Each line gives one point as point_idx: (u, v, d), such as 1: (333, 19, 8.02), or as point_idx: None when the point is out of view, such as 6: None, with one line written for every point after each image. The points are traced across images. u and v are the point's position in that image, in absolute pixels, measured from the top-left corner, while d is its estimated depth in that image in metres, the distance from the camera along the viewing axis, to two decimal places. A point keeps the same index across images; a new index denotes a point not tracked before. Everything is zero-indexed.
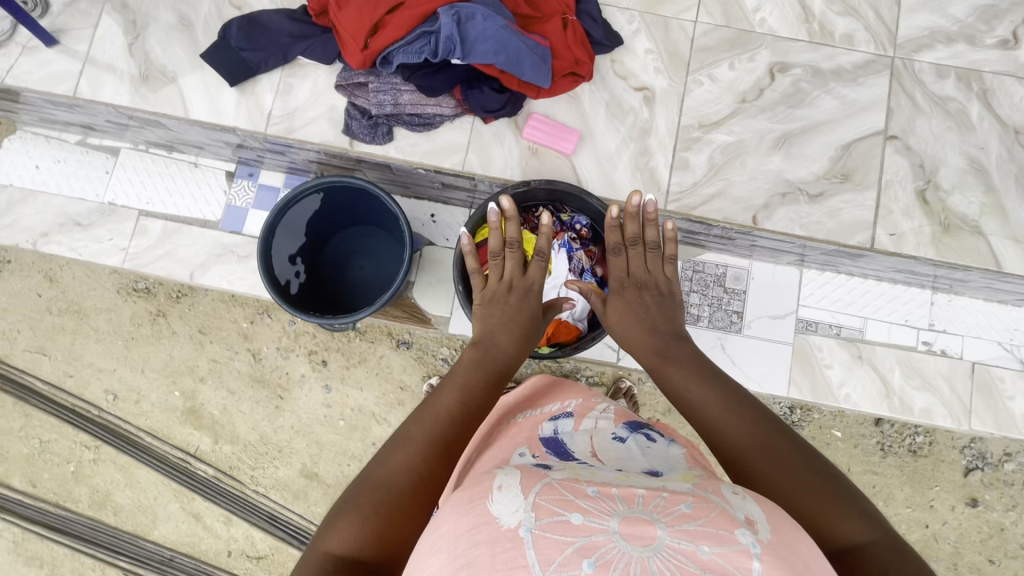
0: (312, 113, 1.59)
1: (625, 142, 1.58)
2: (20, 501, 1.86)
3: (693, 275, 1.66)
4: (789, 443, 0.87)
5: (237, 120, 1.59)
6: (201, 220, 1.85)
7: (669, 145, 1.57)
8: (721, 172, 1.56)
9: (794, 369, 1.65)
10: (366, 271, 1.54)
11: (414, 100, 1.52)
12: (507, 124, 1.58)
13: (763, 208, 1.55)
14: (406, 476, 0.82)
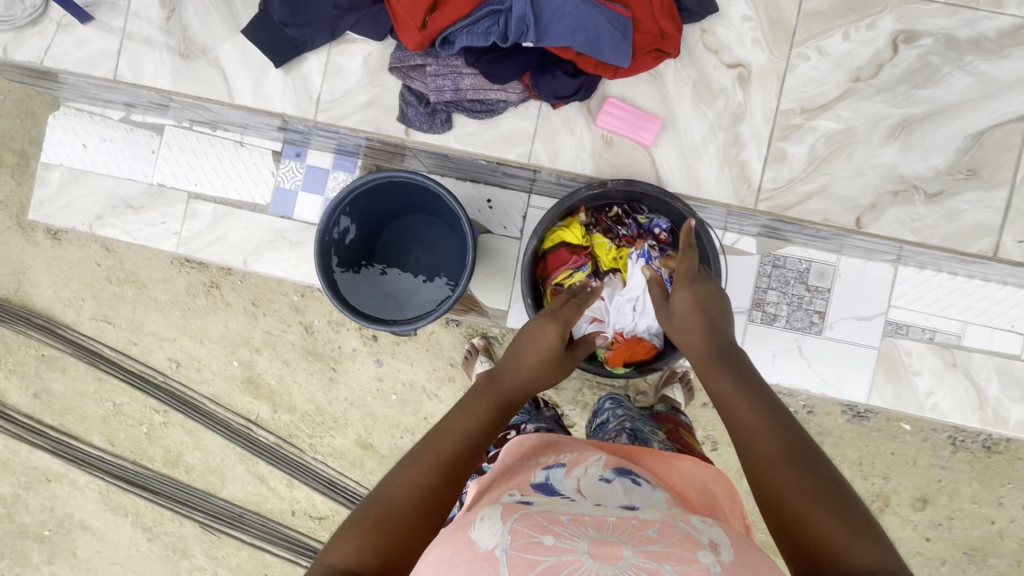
0: (364, 96, 1.47)
1: (713, 131, 1.41)
2: (101, 457, 2.00)
3: (773, 271, 1.53)
4: (820, 466, 0.78)
5: (283, 106, 1.48)
6: (252, 204, 1.75)
7: (766, 135, 1.40)
8: (823, 166, 1.40)
9: (877, 374, 1.54)
10: (420, 265, 1.50)
11: (476, 84, 1.37)
12: (579, 110, 1.43)
13: (869, 209, 1.39)
14: (409, 497, 0.81)
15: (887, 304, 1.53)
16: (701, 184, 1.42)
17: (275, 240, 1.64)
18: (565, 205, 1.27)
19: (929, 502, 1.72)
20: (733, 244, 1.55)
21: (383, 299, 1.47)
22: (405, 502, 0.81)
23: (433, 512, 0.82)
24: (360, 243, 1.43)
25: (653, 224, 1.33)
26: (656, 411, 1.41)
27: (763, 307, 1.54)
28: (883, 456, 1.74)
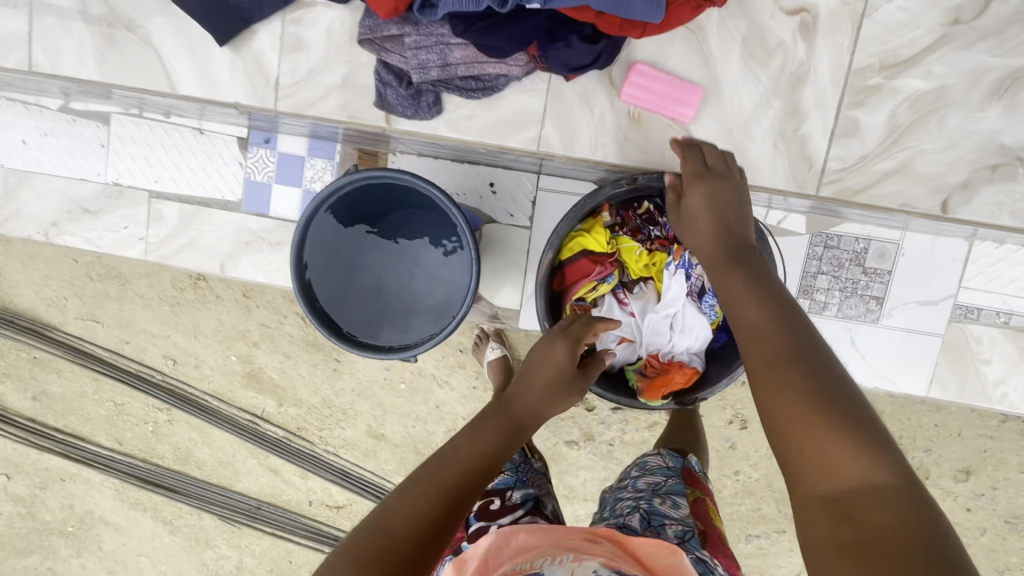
0: (333, 78, 1.28)
1: (766, 99, 1.24)
2: (110, 456, 1.96)
3: (825, 253, 1.31)
4: (824, 370, 0.75)
5: (236, 95, 1.30)
6: (220, 202, 1.38)
7: (833, 104, 1.24)
8: (904, 138, 1.24)
9: (940, 364, 1.34)
10: (421, 270, 1.23)
11: (468, 57, 1.15)
12: (599, 81, 1.25)
13: (961, 188, 1.25)
14: (406, 520, 0.78)
15: (958, 286, 1.31)
16: (752, 169, 1.27)
17: (255, 243, 1.37)
18: (592, 203, 1.10)
19: (973, 473, 1.63)
20: (779, 223, 1.32)
21: (376, 313, 1.23)
22: (404, 524, 0.77)
23: (433, 536, 0.78)
24: (349, 253, 1.21)
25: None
26: (681, 468, 1.15)
27: (811, 293, 1.34)
28: (924, 428, 1.63)
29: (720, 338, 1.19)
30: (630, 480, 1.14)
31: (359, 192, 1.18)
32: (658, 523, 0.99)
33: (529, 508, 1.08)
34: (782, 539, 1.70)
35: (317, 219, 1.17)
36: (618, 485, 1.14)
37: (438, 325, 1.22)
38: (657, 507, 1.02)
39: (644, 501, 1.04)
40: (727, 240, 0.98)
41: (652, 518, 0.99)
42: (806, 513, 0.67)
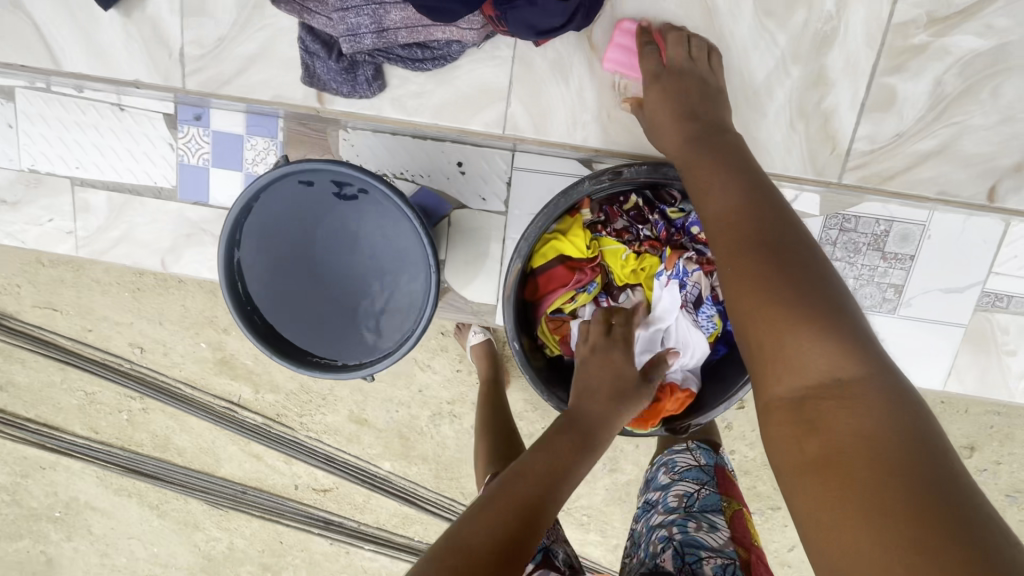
0: (248, 48, 1.01)
1: (785, 65, 0.98)
2: (88, 444, 1.89)
3: (838, 241, 1.02)
4: (794, 256, 0.63)
5: (134, 72, 1.03)
6: (153, 191, 1.09)
7: (866, 70, 0.98)
8: (950, 112, 0.97)
9: (960, 358, 1.05)
10: (387, 275, 0.88)
11: (409, 20, 0.89)
12: (576, 45, 0.99)
13: (1014, 171, 0.98)
14: (485, 535, 0.65)
15: (990, 271, 1.01)
16: (761, 153, 1.01)
17: (194, 239, 1.10)
18: (566, 202, 0.87)
19: (978, 449, 1.55)
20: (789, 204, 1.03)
21: (341, 341, 0.90)
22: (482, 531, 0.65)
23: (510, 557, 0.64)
24: (296, 268, 0.88)
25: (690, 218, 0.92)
26: (714, 469, 0.98)
27: None
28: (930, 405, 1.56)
29: (720, 353, 0.99)
30: (657, 495, 0.95)
31: (294, 185, 0.85)
32: (694, 559, 0.79)
33: (541, 562, 0.87)
34: (776, 515, 1.66)
35: (246, 231, 0.86)
36: (646, 505, 0.95)
37: (401, 340, 0.88)
38: (693, 537, 0.82)
39: (676, 528, 0.84)
40: (692, 134, 0.82)
41: (686, 553, 0.79)
42: (771, 420, 0.60)
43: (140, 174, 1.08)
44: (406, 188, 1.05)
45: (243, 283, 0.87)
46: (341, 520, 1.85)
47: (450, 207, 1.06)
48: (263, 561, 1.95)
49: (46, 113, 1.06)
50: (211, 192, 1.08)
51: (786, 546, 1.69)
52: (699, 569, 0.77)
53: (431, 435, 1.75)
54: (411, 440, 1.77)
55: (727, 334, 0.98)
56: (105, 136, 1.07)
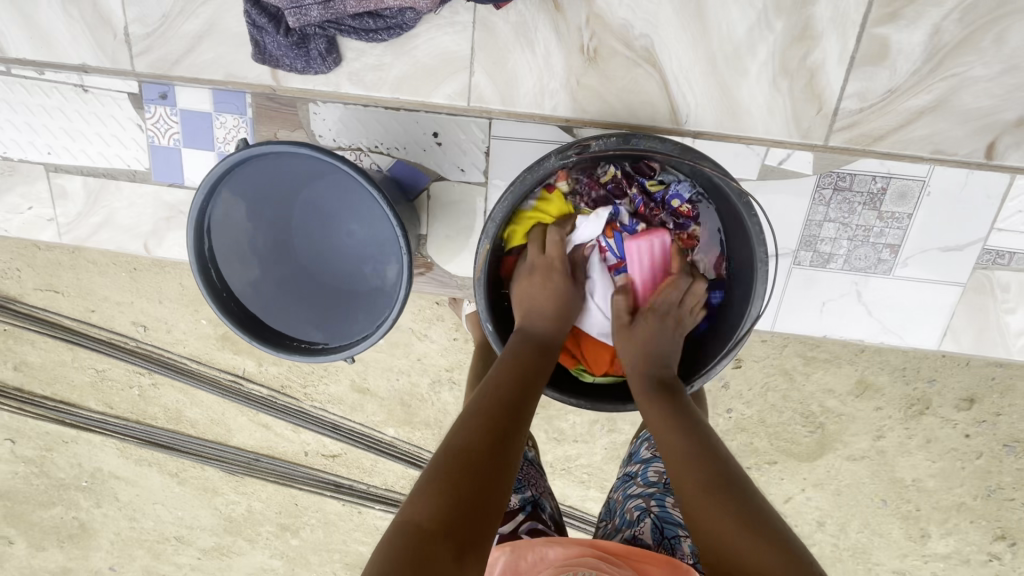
0: (194, 24, 0.98)
1: (768, 18, 0.92)
2: (104, 419, 1.96)
3: (831, 200, 0.97)
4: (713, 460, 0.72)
5: (79, 55, 1.01)
6: (127, 174, 1.07)
7: (857, 21, 0.92)
8: (948, 63, 0.92)
9: (957, 318, 1.02)
10: (365, 257, 0.88)
11: None
12: (541, 7, 0.95)
13: (1016, 126, 0.93)
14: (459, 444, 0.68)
15: (992, 227, 0.97)
16: (743, 116, 0.96)
17: (175, 223, 1.09)
18: (532, 180, 0.77)
19: (976, 400, 1.56)
20: (779, 164, 0.97)
21: (318, 324, 0.91)
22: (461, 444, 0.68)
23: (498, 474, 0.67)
24: (276, 251, 0.88)
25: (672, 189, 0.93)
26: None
27: (812, 245, 0.99)
28: (930, 358, 1.56)
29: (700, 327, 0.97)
30: (637, 468, 0.94)
31: (268, 166, 0.84)
32: (673, 535, 0.78)
33: (530, 515, 0.85)
34: (773, 469, 1.70)
35: (219, 217, 0.86)
36: (625, 476, 0.94)
37: (380, 324, 0.88)
38: (672, 514, 0.82)
39: (656, 502, 0.84)
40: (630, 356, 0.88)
41: (666, 528, 0.79)
42: None
43: (112, 158, 1.06)
44: (382, 162, 1.02)
45: (217, 272, 0.87)
46: (351, 483, 1.91)
47: (429, 180, 1.03)
48: (281, 522, 2.02)
49: (10, 98, 1.04)
50: (185, 174, 1.06)
51: (782, 497, 1.73)
52: (677, 546, 0.77)
53: (432, 402, 1.78)
54: (413, 407, 1.80)
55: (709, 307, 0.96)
56: (72, 120, 1.04)
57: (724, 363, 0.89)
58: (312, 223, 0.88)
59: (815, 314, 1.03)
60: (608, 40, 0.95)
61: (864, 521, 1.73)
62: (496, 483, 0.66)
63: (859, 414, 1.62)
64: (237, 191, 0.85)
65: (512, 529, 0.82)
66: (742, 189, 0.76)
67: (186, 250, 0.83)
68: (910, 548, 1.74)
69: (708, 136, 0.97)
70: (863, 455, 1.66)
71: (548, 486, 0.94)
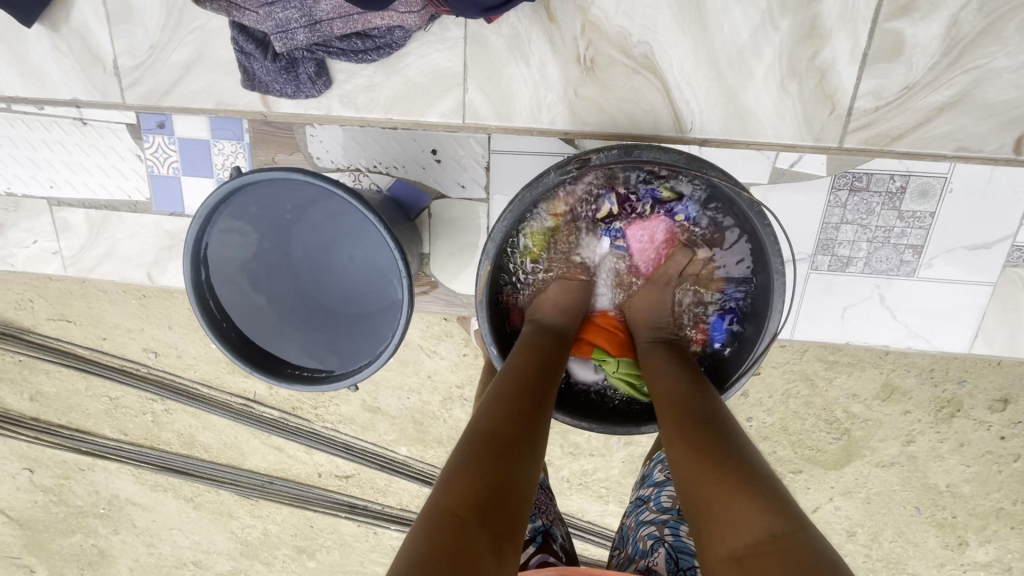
0: (183, 53, 0.97)
1: (770, 18, 0.89)
2: (119, 445, 1.96)
3: (847, 200, 0.93)
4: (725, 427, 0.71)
5: (71, 90, 1.01)
6: (127, 205, 1.06)
7: (866, 15, 0.88)
8: (969, 55, 0.87)
9: (988, 319, 0.96)
10: (367, 279, 0.87)
11: (337, 10, 0.83)
12: (533, 19, 0.92)
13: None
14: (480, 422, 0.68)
15: (1022, 223, 0.92)
16: (749, 120, 0.92)
17: (177, 251, 1.09)
18: (531, 198, 0.74)
19: (1011, 401, 1.49)
20: (791, 167, 0.94)
21: (320, 351, 0.89)
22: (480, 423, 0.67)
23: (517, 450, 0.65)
24: (275, 276, 0.87)
25: (681, 205, 0.88)
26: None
27: (830, 249, 0.95)
28: (959, 359, 1.49)
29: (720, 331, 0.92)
30: (651, 492, 0.89)
31: (264, 192, 0.82)
32: (688, 566, 0.75)
33: (540, 546, 0.80)
34: (799, 478, 1.64)
35: (216, 247, 0.85)
36: (637, 500, 0.90)
37: (382, 349, 0.86)
38: (687, 543, 0.78)
39: (669, 531, 0.80)
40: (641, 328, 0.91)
41: (680, 559, 0.75)
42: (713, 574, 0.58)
43: (113, 190, 1.06)
44: (381, 181, 1.01)
45: (215, 301, 0.85)
46: (365, 503, 1.88)
47: (430, 198, 1.01)
48: (297, 544, 2.00)
49: (11, 134, 1.04)
50: (186, 202, 1.05)
51: (810, 507, 1.67)
52: None
53: (444, 419, 1.75)
54: (425, 425, 1.78)
55: (727, 309, 0.91)
56: (72, 153, 1.04)
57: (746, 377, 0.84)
58: (311, 249, 0.86)
59: (836, 319, 0.99)
60: (604, 49, 0.92)
61: (898, 530, 1.66)
62: (517, 457, 0.64)
63: (887, 419, 1.56)
64: (233, 219, 0.83)
65: (522, 562, 0.78)
66: (754, 199, 0.73)
67: (183, 279, 0.81)
68: (948, 557, 1.66)
69: (714, 143, 0.94)
70: (893, 462, 1.60)
71: (559, 512, 0.90)
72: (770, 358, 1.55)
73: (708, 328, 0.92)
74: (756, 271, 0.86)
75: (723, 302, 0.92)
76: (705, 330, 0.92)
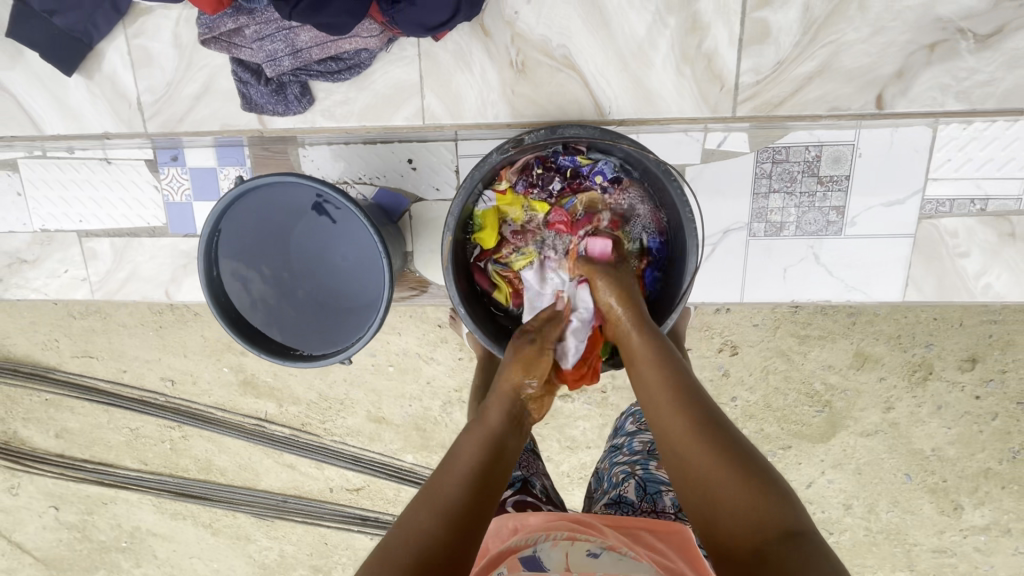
0: (193, 87, 1.13)
1: (660, 18, 1.05)
2: (140, 476, 2.01)
3: (772, 169, 1.09)
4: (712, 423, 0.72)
5: (103, 128, 1.17)
6: (146, 229, 1.21)
7: (737, 8, 1.04)
8: (823, 34, 1.04)
9: (914, 269, 1.13)
10: (355, 271, 1.01)
11: (316, 39, 1.02)
12: (471, 34, 1.08)
13: (896, 78, 1.04)
14: (406, 540, 0.62)
15: (925, 179, 1.08)
16: (657, 101, 1.08)
17: (192, 268, 1.23)
18: (479, 176, 0.86)
19: (979, 359, 1.48)
20: (718, 147, 1.10)
21: (317, 335, 1.01)
22: (404, 551, 0.61)
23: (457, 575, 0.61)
24: (275, 275, 1.00)
25: (598, 169, 0.97)
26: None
27: (764, 216, 1.11)
28: (923, 322, 1.48)
29: (651, 277, 0.99)
30: (624, 440, 1.01)
31: (261, 200, 0.96)
32: (655, 491, 0.88)
33: (518, 490, 0.92)
34: (788, 454, 1.62)
35: (224, 250, 0.98)
36: (613, 446, 1.01)
37: (370, 326, 0.99)
38: (654, 474, 0.91)
39: (640, 466, 0.92)
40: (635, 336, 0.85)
41: (648, 485, 0.88)
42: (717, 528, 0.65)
43: (134, 219, 1.21)
44: (366, 191, 1.15)
45: (227, 296, 0.99)
46: (377, 515, 1.91)
47: (409, 202, 1.16)
48: (314, 563, 2.02)
49: (47, 176, 1.20)
50: (197, 223, 1.21)
51: (803, 483, 1.64)
52: (658, 500, 0.87)
53: (445, 423, 1.81)
54: (429, 430, 1.83)
55: (656, 260, 0.99)
56: (98, 188, 1.20)
57: (673, 314, 0.91)
58: (304, 246, 1.00)
59: (778, 272, 1.14)
60: (531, 53, 1.08)
61: (892, 499, 1.62)
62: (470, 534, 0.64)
63: (864, 388, 1.55)
64: (237, 225, 0.97)
65: (502, 500, 0.90)
66: (661, 160, 0.86)
67: (199, 278, 0.95)
68: (946, 523, 1.61)
69: (631, 123, 1.10)
70: (877, 430, 1.58)
71: (542, 468, 1.01)
72: (743, 336, 1.55)
73: (639, 279, 0.98)
74: (667, 217, 0.96)
75: (650, 254, 0.99)
76: (639, 280, 0.98)
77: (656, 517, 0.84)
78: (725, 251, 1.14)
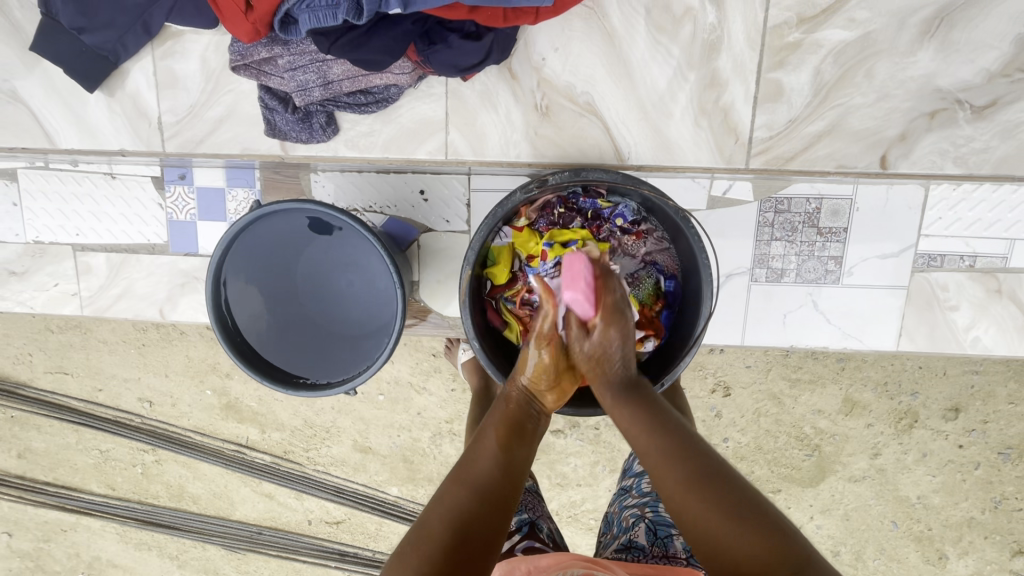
0: (217, 110, 1.14)
1: (680, 71, 1.10)
2: (105, 502, 1.89)
3: (775, 218, 1.13)
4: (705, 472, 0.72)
5: (115, 144, 1.16)
6: (145, 246, 1.20)
7: (753, 68, 1.09)
8: (833, 96, 1.10)
9: (907, 319, 1.17)
10: (362, 299, 1.00)
11: (349, 72, 1.04)
12: (499, 76, 1.11)
13: (899, 141, 1.10)
14: (441, 516, 0.70)
15: (918, 234, 1.13)
16: (674, 149, 1.12)
17: (189, 288, 1.21)
18: (503, 213, 0.88)
19: (962, 409, 1.51)
20: (724, 194, 1.14)
21: (322, 362, 1.00)
22: (438, 528, 0.68)
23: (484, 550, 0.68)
24: (284, 294, 1.00)
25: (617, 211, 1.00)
26: None
27: (765, 263, 1.15)
28: (909, 371, 1.51)
29: (665, 318, 1.01)
30: (632, 482, 1.03)
31: (278, 220, 0.96)
32: (666, 534, 0.89)
33: (526, 534, 0.91)
34: (778, 498, 1.61)
35: (233, 271, 0.97)
36: (621, 489, 1.03)
37: (378, 356, 0.98)
38: (663, 516, 0.92)
39: (649, 509, 0.93)
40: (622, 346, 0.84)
41: (658, 529, 0.89)
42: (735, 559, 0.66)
43: (134, 235, 1.19)
44: (377, 221, 1.16)
45: (232, 317, 0.97)
46: (356, 550, 1.84)
47: (419, 232, 1.16)
48: None
49: (47, 188, 1.18)
50: (200, 243, 1.19)
51: None
52: (669, 544, 0.87)
53: (434, 455, 1.77)
54: (416, 463, 1.78)
55: (672, 303, 1.01)
56: (101, 204, 1.18)
57: (685, 361, 0.91)
58: (311, 270, 0.99)
59: (775, 315, 1.18)
60: (556, 99, 1.11)
61: (879, 547, 1.62)
62: (483, 551, 0.68)
63: (853, 433, 1.56)
64: (247, 246, 0.96)
65: (510, 546, 0.88)
66: (678, 207, 0.88)
67: (205, 297, 0.93)
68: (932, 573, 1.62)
69: (648, 169, 1.13)
70: (863, 476, 1.59)
71: (548, 511, 1.00)
72: (737, 378, 1.56)
73: (655, 319, 1.01)
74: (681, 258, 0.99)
75: (664, 297, 1.01)
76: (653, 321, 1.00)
77: (668, 562, 0.84)
78: (729, 295, 1.17)
